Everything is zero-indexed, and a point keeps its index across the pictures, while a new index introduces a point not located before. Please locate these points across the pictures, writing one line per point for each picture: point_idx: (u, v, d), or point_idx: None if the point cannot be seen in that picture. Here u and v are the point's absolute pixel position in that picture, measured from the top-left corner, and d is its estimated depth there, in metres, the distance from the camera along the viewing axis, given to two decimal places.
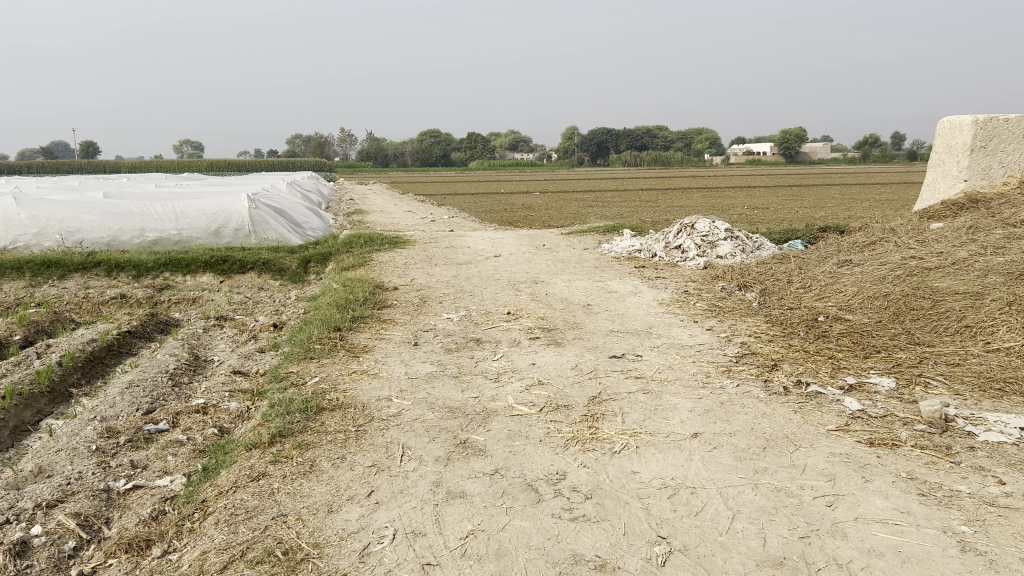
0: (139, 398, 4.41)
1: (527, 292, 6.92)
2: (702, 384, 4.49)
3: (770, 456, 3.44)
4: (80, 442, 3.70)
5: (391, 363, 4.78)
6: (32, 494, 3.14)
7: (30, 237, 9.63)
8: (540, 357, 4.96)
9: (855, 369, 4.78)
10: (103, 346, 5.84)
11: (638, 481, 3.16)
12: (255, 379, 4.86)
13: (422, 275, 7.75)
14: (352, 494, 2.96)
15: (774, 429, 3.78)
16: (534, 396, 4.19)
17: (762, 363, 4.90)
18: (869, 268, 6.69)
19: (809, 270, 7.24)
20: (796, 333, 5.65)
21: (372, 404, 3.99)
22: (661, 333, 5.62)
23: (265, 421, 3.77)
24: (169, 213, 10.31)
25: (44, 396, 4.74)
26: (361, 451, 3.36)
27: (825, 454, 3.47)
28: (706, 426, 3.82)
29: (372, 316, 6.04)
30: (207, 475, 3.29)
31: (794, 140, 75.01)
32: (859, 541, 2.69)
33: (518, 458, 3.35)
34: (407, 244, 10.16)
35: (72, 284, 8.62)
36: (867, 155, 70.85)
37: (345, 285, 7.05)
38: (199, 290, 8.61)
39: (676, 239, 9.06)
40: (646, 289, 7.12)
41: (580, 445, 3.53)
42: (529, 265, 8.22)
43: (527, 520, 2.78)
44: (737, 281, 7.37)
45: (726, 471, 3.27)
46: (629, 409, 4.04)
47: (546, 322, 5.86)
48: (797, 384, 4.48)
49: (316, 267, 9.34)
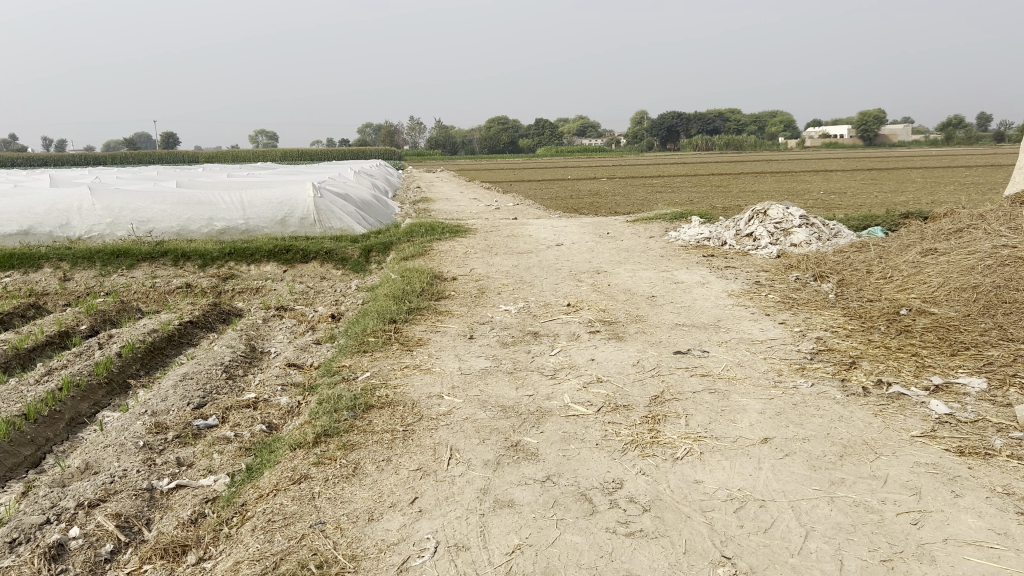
0: (192, 392, 4.35)
1: (589, 282, 6.69)
2: (773, 383, 4.20)
3: (847, 465, 3.17)
4: (128, 438, 3.64)
5: (445, 357, 4.62)
6: (75, 493, 3.09)
7: (104, 227, 9.78)
8: (600, 352, 4.73)
9: (941, 368, 4.42)
10: (163, 336, 5.85)
11: (701, 492, 2.93)
12: (308, 373, 4.77)
13: (482, 264, 7.59)
14: (395, 500, 2.81)
15: (852, 435, 3.49)
16: (591, 396, 3.97)
17: (839, 361, 4.58)
18: (956, 258, 6.23)
19: (890, 260, 6.83)
20: (876, 327, 5.29)
21: (422, 401, 3.83)
22: (729, 327, 5.34)
23: (312, 419, 3.66)
24: (237, 203, 10.37)
25: (102, 387, 4.74)
26: (407, 453, 3.21)
27: (908, 464, 3.18)
28: (778, 430, 3.55)
29: (428, 307, 5.90)
30: (250, 476, 3.19)
31: (872, 123, 72.59)
32: (950, 567, 2.42)
33: (572, 464, 3.14)
34: (469, 233, 10.02)
35: (139, 274, 8.73)
36: (950, 136, 67.90)
37: (404, 276, 6.94)
38: (262, 280, 8.64)
39: (747, 226, 8.68)
40: (715, 280, 6.81)
41: (639, 450, 3.31)
42: (593, 254, 7.98)
43: (579, 534, 2.58)
44: (812, 271, 7.00)
45: (799, 483, 3.01)
46: (694, 410, 3.79)
47: (608, 315, 5.62)
48: (878, 385, 4.16)
49: (378, 256, 9.27)
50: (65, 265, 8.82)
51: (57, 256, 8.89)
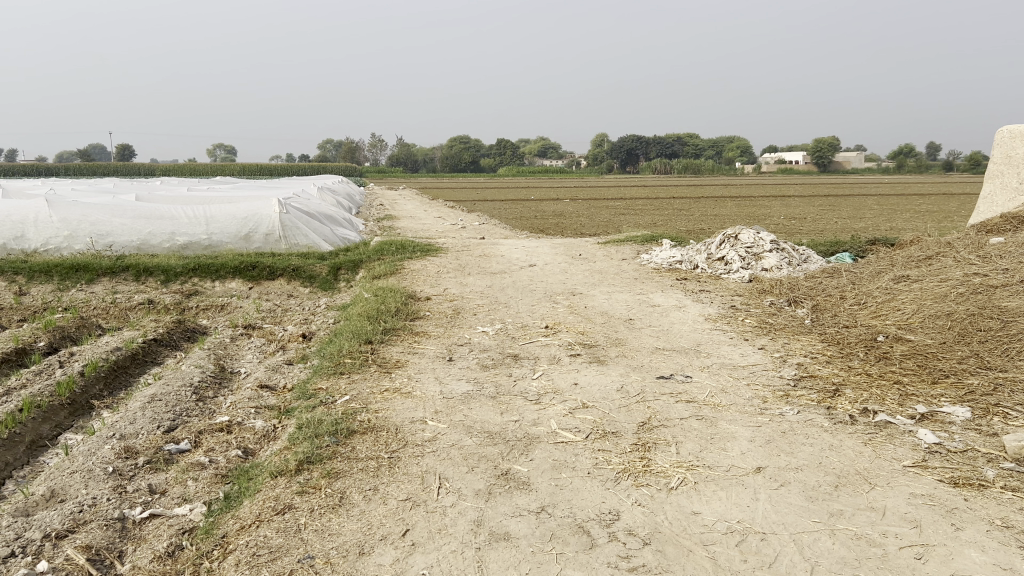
0: (161, 415, 4.17)
1: (565, 304, 6.63)
2: (759, 410, 4.16)
3: (843, 497, 3.12)
4: (96, 463, 3.47)
5: (425, 381, 4.49)
6: (41, 523, 2.91)
7: (61, 240, 9.50)
8: (583, 376, 4.65)
9: (924, 396, 4.41)
10: (127, 354, 5.64)
11: (700, 524, 2.86)
12: (282, 395, 4.60)
13: (456, 284, 7.49)
14: (386, 532, 2.69)
15: (844, 465, 3.45)
16: (579, 422, 3.89)
17: (823, 388, 4.55)
18: (928, 284, 6.28)
19: (863, 285, 6.87)
20: (855, 354, 5.30)
21: (405, 427, 3.70)
22: (710, 352, 5.31)
23: (292, 444, 3.51)
24: (200, 217, 10.13)
25: (64, 408, 4.54)
26: (394, 482, 3.08)
27: (904, 496, 3.14)
28: (770, 459, 3.50)
29: (404, 327, 5.76)
30: (229, 505, 3.04)
31: (827, 150, 74.15)
32: None
33: (566, 494, 3.05)
34: (440, 252, 9.91)
35: (99, 288, 8.46)
36: (902, 164, 69.57)
37: (376, 295, 6.80)
38: (228, 297, 8.43)
39: (719, 250, 8.71)
40: (691, 303, 6.79)
41: (633, 479, 3.23)
42: (567, 276, 7.94)
43: (580, 570, 2.49)
44: (786, 296, 7.03)
45: (798, 515, 2.95)
46: (683, 437, 3.73)
47: (587, 338, 5.55)
48: (863, 413, 4.14)
49: (346, 274, 9.11)
50: (20, 278, 8.53)
51: (12, 270, 8.59)
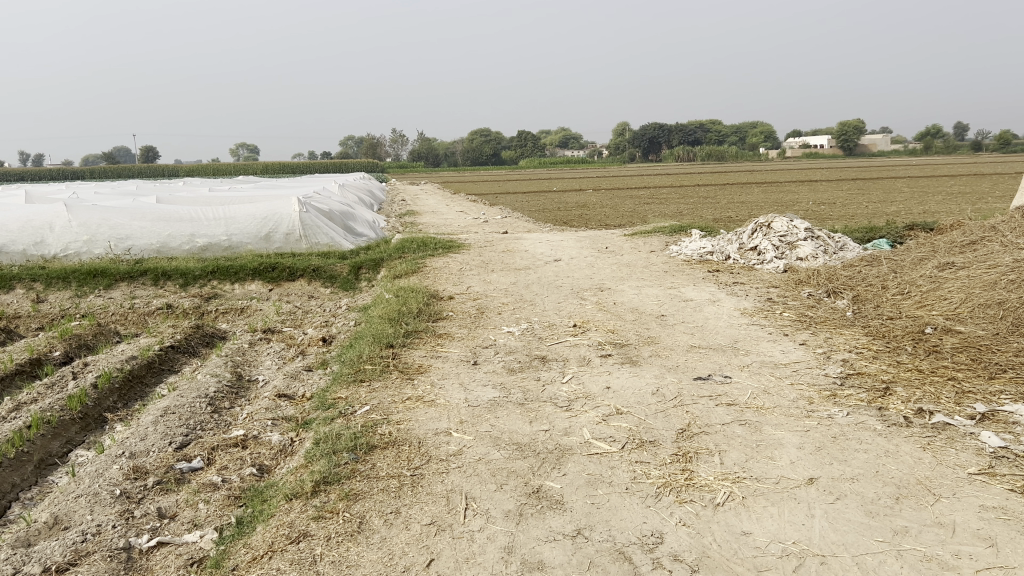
0: (174, 429, 3.98)
1: (593, 301, 6.37)
2: (806, 413, 3.89)
3: (906, 511, 2.85)
4: (103, 485, 3.28)
5: (449, 387, 4.27)
6: (41, 555, 2.72)
7: (81, 244, 9.38)
8: (615, 379, 4.40)
9: (982, 394, 4.11)
10: (143, 363, 5.46)
11: (752, 547, 2.61)
12: (300, 405, 4.40)
13: (479, 282, 7.26)
14: (408, 563, 2.47)
15: (903, 473, 3.18)
16: (613, 430, 3.64)
17: (872, 387, 4.27)
18: (976, 271, 5.94)
19: (906, 274, 6.55)
20: (902, 348, 5.01)
21: (429, 440, 3.48)
22: (748, 349, 5.04)
23: (308, 462, 3.30)
24: (220, 218, 9.96)
25: (75, 423, 4.36)
26: (417, 504, 2.86)
27: (975, 508, 2.86)
28: (822, 469, 3.23)
29: (426, 329, 5.54)
30: (241, 531, 2.84)
31: (851, 132, 73.05)
32: None
33: (604, 515, 2.81)
34: (463, 248, 9.69)
35: (118, 294, 8.32)
36: (930, 146, 68.20)
37: (398, 295, 6.58)
38: (247, 299, 8.26)
39: (751, 240, 8.40)
40: (725, 297, 6.51)
41: (675, 495, 2.98)
42: (594, 270, 7.68)
43: None
44: (825, 287, 6.73)
45: (859, 533, 2.69)
46: (727, 446, 3.47)
47: (618, 337, 5.29)
48: (919, 414, 3.86)
49: (367, 273, 8.92)
50: (38, 285, 8.42)
51: (30, 277, 8.48)
